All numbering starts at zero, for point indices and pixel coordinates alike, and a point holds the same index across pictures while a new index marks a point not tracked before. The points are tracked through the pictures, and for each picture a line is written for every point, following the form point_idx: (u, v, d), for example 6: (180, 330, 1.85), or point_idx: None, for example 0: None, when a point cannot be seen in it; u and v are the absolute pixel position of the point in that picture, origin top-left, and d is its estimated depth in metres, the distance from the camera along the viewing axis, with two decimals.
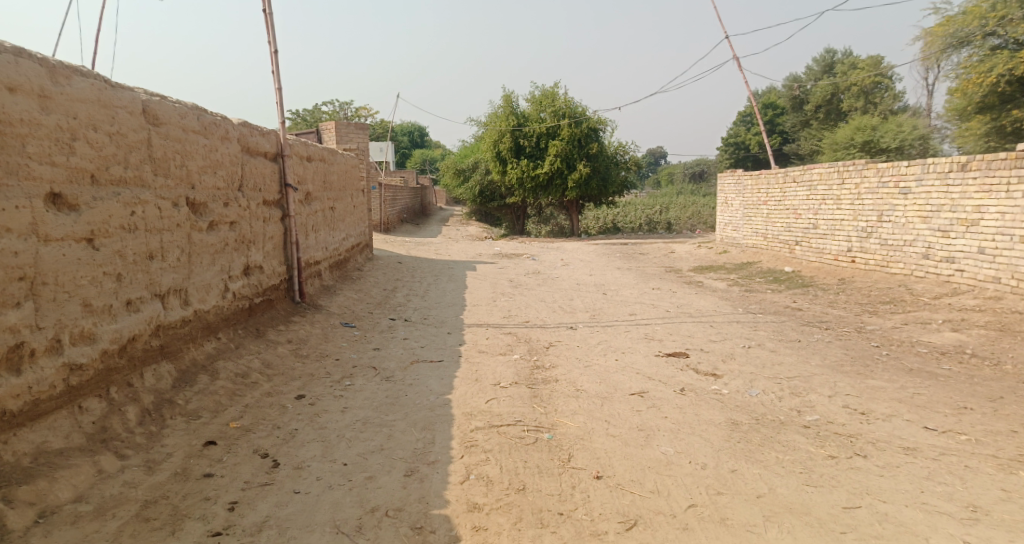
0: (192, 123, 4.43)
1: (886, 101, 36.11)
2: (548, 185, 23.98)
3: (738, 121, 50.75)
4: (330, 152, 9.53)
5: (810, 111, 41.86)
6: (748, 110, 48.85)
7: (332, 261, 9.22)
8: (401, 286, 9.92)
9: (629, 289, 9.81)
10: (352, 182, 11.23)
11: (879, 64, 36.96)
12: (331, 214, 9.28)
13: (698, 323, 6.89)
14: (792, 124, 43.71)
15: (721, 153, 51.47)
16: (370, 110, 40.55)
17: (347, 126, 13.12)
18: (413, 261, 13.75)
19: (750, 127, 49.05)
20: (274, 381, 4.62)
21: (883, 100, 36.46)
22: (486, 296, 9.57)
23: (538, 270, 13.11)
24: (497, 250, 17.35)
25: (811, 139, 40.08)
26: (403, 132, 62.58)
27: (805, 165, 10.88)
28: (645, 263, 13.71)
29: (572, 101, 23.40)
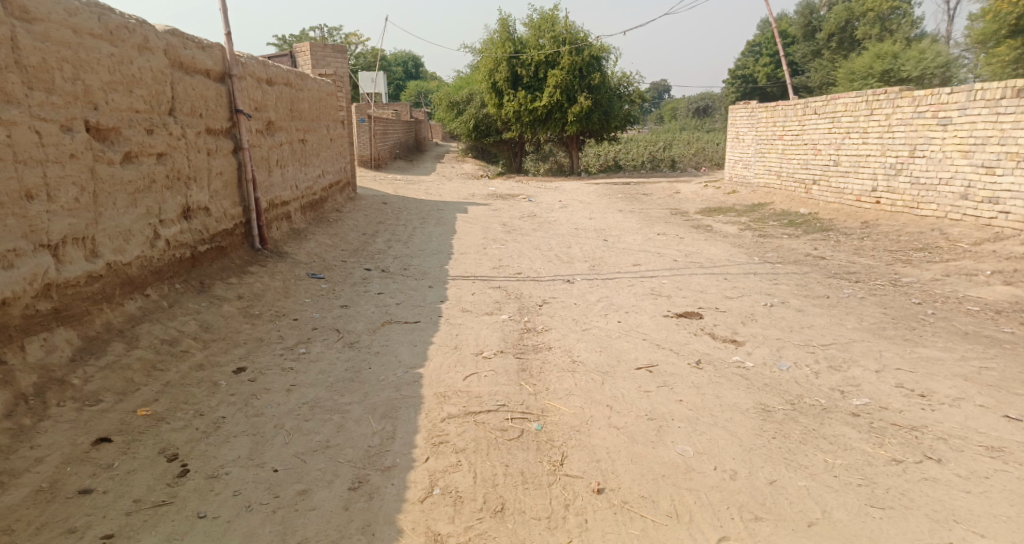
0: (88, 24, 3.78)
1: (903, 31, 34.39)
2: (546, 119, 22.76)
3: (746, 53, 48.68)
4: (300, 78, 8.60)
5: (822, 41, 39.96)
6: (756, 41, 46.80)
7: (304, 201, 8.40)
8: (383, 231, 9.08)
9: (632, 235, 9.00)
10: (330, 114, 10.29)
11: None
12: (301, 148, 8.40)
13: (711, 276, 6.10)
14: (803, 56, 41.92)
15: (727, 87, 49.65)
16: (361, 39, 38.50)
17: (324, 49, 11.95)
18: (400, 201, 12.86)
19: (758, 59, 47.08)
20: (210, 351, 3.85)
21: (900, 30, 34.73)
22: (476, 242, 8.75)
23: (534, 213, 12.25)
24: (492, 190, 16.40)
25: (822, 71, 38.49)
26: (397, 64, 60.34)
27: (827, 94, 9.90)
28: (648, 205, 12.84)
29: (573, 27, 21.90)
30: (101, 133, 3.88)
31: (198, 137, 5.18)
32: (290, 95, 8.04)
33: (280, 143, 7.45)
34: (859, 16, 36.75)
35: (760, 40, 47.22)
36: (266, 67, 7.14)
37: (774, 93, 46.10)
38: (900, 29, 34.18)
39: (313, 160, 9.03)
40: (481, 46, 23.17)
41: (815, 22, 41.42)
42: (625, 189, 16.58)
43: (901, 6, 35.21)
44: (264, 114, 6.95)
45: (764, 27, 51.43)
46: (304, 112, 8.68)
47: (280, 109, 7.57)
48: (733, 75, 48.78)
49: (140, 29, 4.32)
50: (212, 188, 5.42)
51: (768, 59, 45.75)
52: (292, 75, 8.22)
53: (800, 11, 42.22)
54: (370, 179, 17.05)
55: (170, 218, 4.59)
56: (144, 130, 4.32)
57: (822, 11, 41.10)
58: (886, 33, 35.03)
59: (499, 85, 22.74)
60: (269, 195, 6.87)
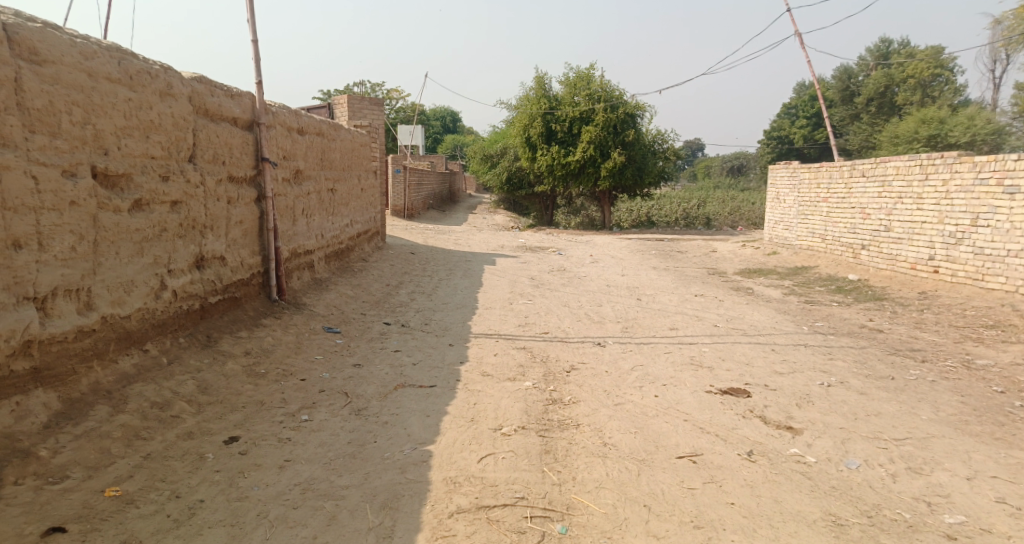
0: (107, 69, 3.57)
1: (947, 96, 33.91)
2: (579, 174, 22.67)
3: (783, 114, 48.56)
4: (333, 128, 8.51)
5: (860, 104, 39.64)
6: (794, 102, 46.71)
7: (329, 251, 8.19)
8: (408, 282, 8.80)
9: (668, 296, 8.55)
10: (362, 163, 10.21)
11: (940, 56, 34.71)
12: (329, 197, 8.24)
13: (756, 347, 5.60)
14: (842, 118, 41.59)
15: (763, 146, 49.43)
16: (401, 92, 39.47)
17: (361, 101, 11.99)
18: (429, 252, 12.65)
19: (795, 120, 46.87)
20: (205, 416, 3.50)
21: (943, 95, 34.25)
22: (503, 297, 8.39)
23: (565, 267, 11.89)
24: (522, 243, 16.15)
25: (862, 134, 38.04)
26: (435, 116, 61.75)
27: (877, 158, 9.63)
28: (684, 263, 12.40)
29: (609, 84, 21.98)
30: (110, 180, 3.64)
31: (218, 185, 4.96)
32: (321, 144, 7.93)
33: (307, 192, 7.28)
34: (900, 80, 36.41)
35: (797, 102, 47.12)
36: (298, 116, 7.02)
37: (811, 154, 45.66)
38: (942, 95, 33.71)
39: (341, 209, 8.87)
40: (517, 101, 23.38)
41: (853, 85, 41.25)
42: (659, 246, 16.17)
43: (943, 71, 34.81)
44: (292, 163, 6.80)
45: (801, 89, 51.43)
46: (335, 161, 8.56)
47: (310, 157, 7.43)
48: (769, 135, 48.57)
49: (163, 74, 4.14)
50: (230, 237, 5.18)
51: (805, 120, 45.50)
52: (325, 124, 8.12)
53: (838, 75, 42.16)
54: (402, 228, 16.99)
55: (179, 268, 4.33)
56: (158, 177, 4.09)
57: (861, 74, 40.94)
58: (928, 98, 34.57)
59: (534, 140, 22.81)
60: (292, 244, 6.65)
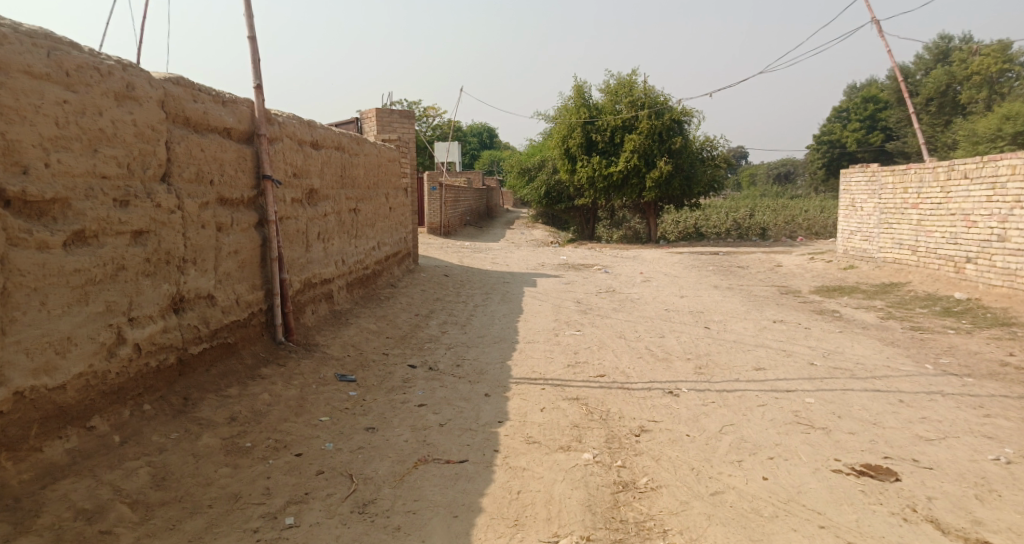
0: (26, 60, 2.72)
1: (1016, 92, 31.69)
2: (622, 185, 21.54)
3: (834, 118, 46.48)
4: (356, 141, 7.67)
5: (917, 105, 37.48)
6: (846, 105, 44.67)
7: (352, 277, 7.33)
8: (440, 311, 7.86)
9: (739, 324, 7.37)
10: (390, 179, 9.37)
11: (1006, 50, 32.62)
12: (351, 217, 7.38)
13: (875, 399, 4.44)
14: (899, 120, 39.46)
15: (813, 152, 47.39)
16: (438, 109, 38.99)
17: (390, 115, 11.10)
18: (465, 273, 11.70)
19: (847, 123, 44.76)
20: (153, 528, 2.54)
21: (1012, 91, 32.05)
22: (549, 327, 7.35)
23: (614, 288, 10.78)
24: (565, 260, 15.11)
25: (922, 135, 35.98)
26: (473, 132, 61.54)
27: (985, 158, 8.75)
28: (748, 281, 11.16)
29: (652, 91, 20.81)
30: (31, 207, 2.79)
31: (205, 210, 4.07)
32: (341, 159, 7.09)
33: (323, 214, 6.41)
34: (963, 78, 34.22)
35: (848, 104, 44.96)
36: (313, 128, 6.17)
37: (864, 159, 43.48)
38: (1011, 92, 31.45)
39: (367, 230, 8.02)
40: (555, 111, 22.45)
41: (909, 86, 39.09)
42: (714, 261, 14.91)
43: (1012, 67, 32.54)
44: (305, 180, 5.94)
45: (852, 91, 49.26)
46: (358, 178, 7.72)
47: (327, 174, 6.59)
48: (818, 140, 46.46)
49: (121, 71, 3.26)
50: (221, 271, 4.28)
51: (858, 123, 43.32)
52: (346, 136, 7.29)
53: (893, 75, 40.11)
54: (438, 247, 16.14)
55: (146, 316, 3.42)
56: (113, 202, 3.21)
57: (919, 73, 38.84)
58: (994, 96, 32.31)
59: (573, 151, 21.82)
60: (303, 273, 5.78)
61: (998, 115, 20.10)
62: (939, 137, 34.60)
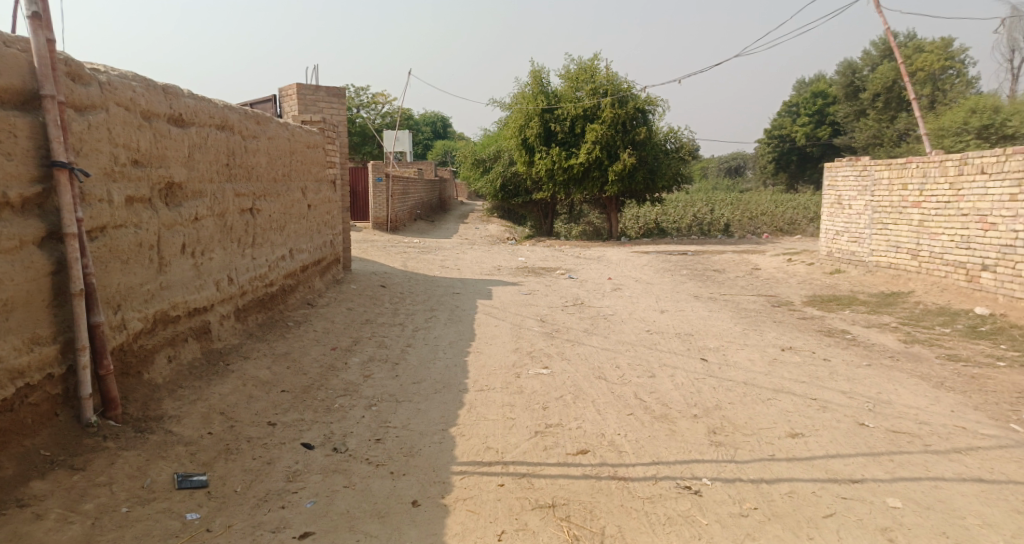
0: None
1: (961, 87, 31.78)
2: (582, 178, 20.13)
3: (785, 112, 46.34)
4: (257, 120, 5.87)
5: (866, 100, 37.34)
6: (798, 99, 44.55)
7: (247, 299, 5.56)
8: (365, 340, 6.16)
9: (742, 355, 5.91)
10: (311, 170, 7.58)
11: (952, 45, 32.77)
12: (247, 221, 5.59)
13: (986, 503, 3.02)
14: (847, 114, 39.49)
15: (765, 146, 47.22)
16: (387, 97, 36.82)
17: (315, 92, 9.11)
18: (407, 281, 9.97)
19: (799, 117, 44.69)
20: None
21: (957, 86, 32.13)
22: (507, 363, 5.73)
23: (580, 299, 9.26)
24: (523, 262, 13.52)
25: (870, 130, 36.00)
26: (425, 123, 59.76)
27: (1006, 150, 7.59)
28: (733, 291, 9.82)
29: (615, 77, 19.39)
30: None
31: None
32: (231, 142, 5.31)
33: (193, 218, 4.62)
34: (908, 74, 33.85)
35: (799, 98, 44.73)
36: (174, 97, 4.38)
37: (815, 153, 43.42)
38: (954, 89, 31.46)
39: (273, 234, 6.23)
40: (511, 98, 20.86)
41: (858, 80, 38.96)
42: (686, 264, 13.58)
43: (953, 64, 32.71)
44: (157, 170, 4.15)
45: (802, 85, 49.33)
46: (259, 167, 5.93)
47: (202, 163, 4.80)
48: (769, 134, 46.14)
49: None
50: None
51: (808, 117, 43.01)
52: (240, 113, 5.50)
53: (842, 70, 39.97)
54: (381, 248, 14.33)
55: None
56: None
57: (868, 67, 38.92)
58: (939, 92, 32.13)
59: (530, 141, 20.26)
60: (150, 306, 4.01)
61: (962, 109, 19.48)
62: (888, 132, 34.48)
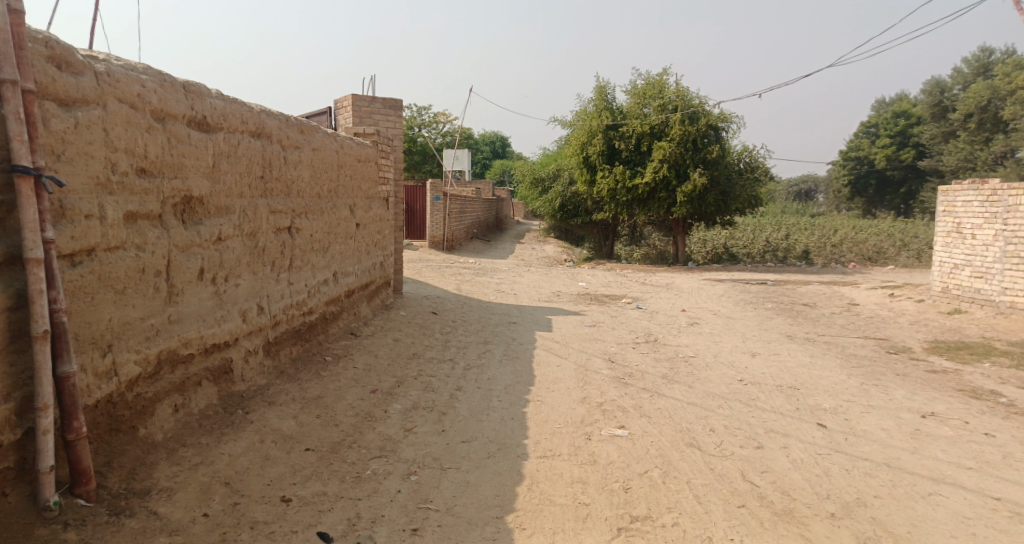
0: None
1: None
2: (647, 199, 19.02)
3: (862, 133, 43.76)
4: (300, 129, 5.20)
5: (956, 121, 34.62)
6: (876, 119, 42.04)
7: (279, 331, 4.82)
8: (410, 380, 5.32)
9: (871, 423, 4.79)
10: (360, 186, 6.89)
11: None
12: (283, 242, 4.87)
13: None
14: (932, 136, 36.85)
15: (839, 168, 44.69)
16: (450, 116, 36.71)
17: (371, 103, 8.48)
18: (460, 307, 9.15)
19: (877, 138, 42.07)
20: None
21: None
22: (578, 418, 4.78)
23: (654, 335, 8.20)
24: (584, 288, 12.54)
25: (958, 154, 33.42)
26: (485, 142, 59.90)
27: None
28: (831, 333, 8.56)
29: (686, 93, 18.30)
30: None
31: None
32: (268, 153, 4.62)
33: (216, 238, 3.90)
34: (1007, 93, 31.08)
35: (877, 119, 42.18)
36: (196, 96, 3.70)
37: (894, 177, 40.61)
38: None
39: (313, 256, 5.51)
40: (574, 115, 20.05)
41: (946, 100, 36.38)
42: (767, 296, 12.32)
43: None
44: (170, 182, 3.45)
45: (881, 106, 46.70)
46: (300, 181, 5.23)
47: (230, 174, 4.10)
48: (845, 156, 43.55)
49: None
50: None
51: (889, 138, 40.33)
52: (279, 121, 4.82)
53: (928, 90, 37.45)
54: (435, 269, 13.61)
55: None
56: None
57: (956, 87, 36.36)
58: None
59: (592, 160, 19.32)
60: (154, 345, 3.26)
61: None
62: (982, 155, 31.87)
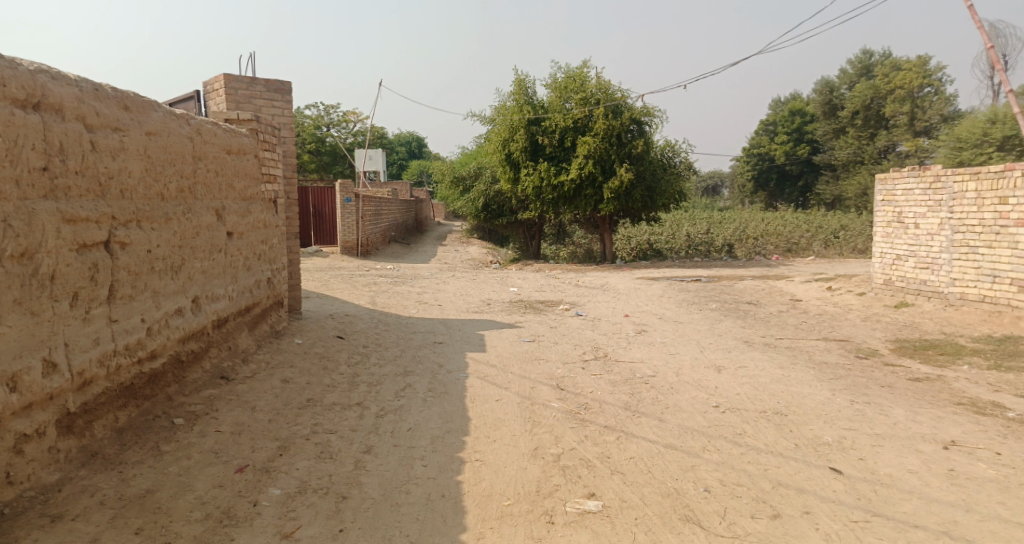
0: None
1: (937, 106, 30.48)
2: (573, 197, 18.13)
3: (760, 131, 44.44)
4: (123, 104, 3.66)
5: (845, 118, 35.61)
6: (772, 118, 43.09)
7: (92, 394, 3.31)
8: (298, 444, 3.91)
9: (893, 462, 3.84)
10: (231, 184, 5.35)
11: (928, 64, 31.55)
12: (95, 262, 3.35)
13: None
14: (825, 135, 38.00)
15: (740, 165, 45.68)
16: (359, 114, 34.70)
17: (251, 85, 6.93)
18: (375, 326, 7.73)
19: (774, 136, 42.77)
20: None
21: (933, 105, 30.83)
22: (533, 488, 3.54)
23: (602, 349, 7.08)
24: (513, 295, 11.36)
25: (850, 147, 34.78)
26: (400, 143, 58.07)
27: None
28: (791, 338, 7.78)
29: (608, 84, 17.46)
30: None
31: None
32: (59, 134, 3.09)
33: None
34: (887, 92, 32.59)
35: (774, 117, 43.07)
36: None
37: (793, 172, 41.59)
38: (932, 105, 30.69)
39: (153, 280, 3.99)
40: (493, 109, 18.86)
41: (836, 98, 37.51)
42: (707, 294, 11.59)
43: (932, 82, 31.34)
44: None
45: (778, 103, 48.25)
46: (127, 176, 3.70)
47: None
48: (748, 152, 44.42)
49: None
50: None
51: (787, 134, 40.98)
52: (80, 88, 3.29)
53: (820, 89, 38.53)
54: (345, 280, 12.05)
55: None
56: None
57: (844, 86, 37.83)
58: (918, 109, 31.16)
59: (514, 156, 18.22)
60: None
61: (978, 119, 20.76)
62: (869, 149, 33.40)
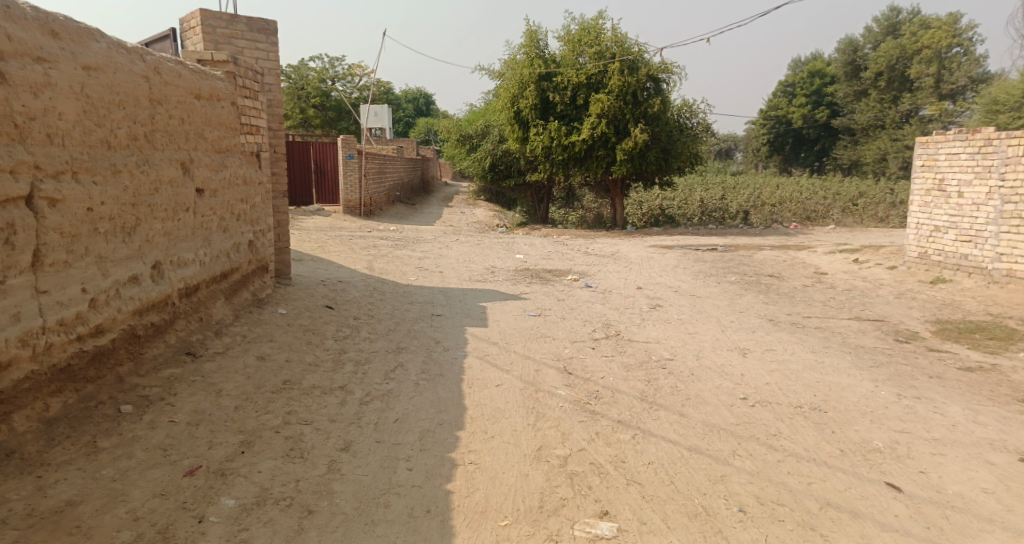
0: None
1: (966, 67, 29.23)
2: (584, 158, 17.32)
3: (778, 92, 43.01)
4: (49, 29, 3.02)
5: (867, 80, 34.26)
6: (791, 80, 41.57)
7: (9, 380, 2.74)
8: (265, 439, 3.35)
9: (962, 477, 3.26)
10: (201, 134, 4.70)
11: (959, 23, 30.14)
12: (9, 221, 2.75)
13: None
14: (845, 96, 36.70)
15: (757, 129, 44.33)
16: (365, 68, 33.58)
17: (232, 24, 6.22)
18: (369, 294, 7.15)
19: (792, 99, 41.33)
20: None
21: (961, 67, 29.52)
22: (537, 503, 2.98)
23: (615, 326, 6.49)
24: (519, 261, 10.73)
25: (871, 112, 33.49)
26: (408, 100, 56.77)
27: None
28: (820, 317, 7.15)
29: (624, 38, 16.48)
30: None
31: None
32: None
33: None
34: (913, 52, 31.13)
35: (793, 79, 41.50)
36: None
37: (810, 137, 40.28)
38: (959, 67, 29.43)
39: (99, 243, 3.40)
40: (504, 63, 17.96)
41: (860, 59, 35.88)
42: (725, 265, 10.92)
43: (960, 41, 29.86)
44: None
45: (797, 66, 46.55)
46: (56, 117, 3.08)
47: None
48: (763, 114, 42.88)
49: None
50: None
51: (806, 97, 39.56)
52: None
53: (842, 48, 36.87)
54: (343, 241, 11.44)
55: None
56: None
57: (867, 47, 36.27)
58: (944, 71, 29.82)
59: (524, 114, 17.38)
60: None
61: (1015, 83, 19.66)
62: (890, 114, 32.14)
